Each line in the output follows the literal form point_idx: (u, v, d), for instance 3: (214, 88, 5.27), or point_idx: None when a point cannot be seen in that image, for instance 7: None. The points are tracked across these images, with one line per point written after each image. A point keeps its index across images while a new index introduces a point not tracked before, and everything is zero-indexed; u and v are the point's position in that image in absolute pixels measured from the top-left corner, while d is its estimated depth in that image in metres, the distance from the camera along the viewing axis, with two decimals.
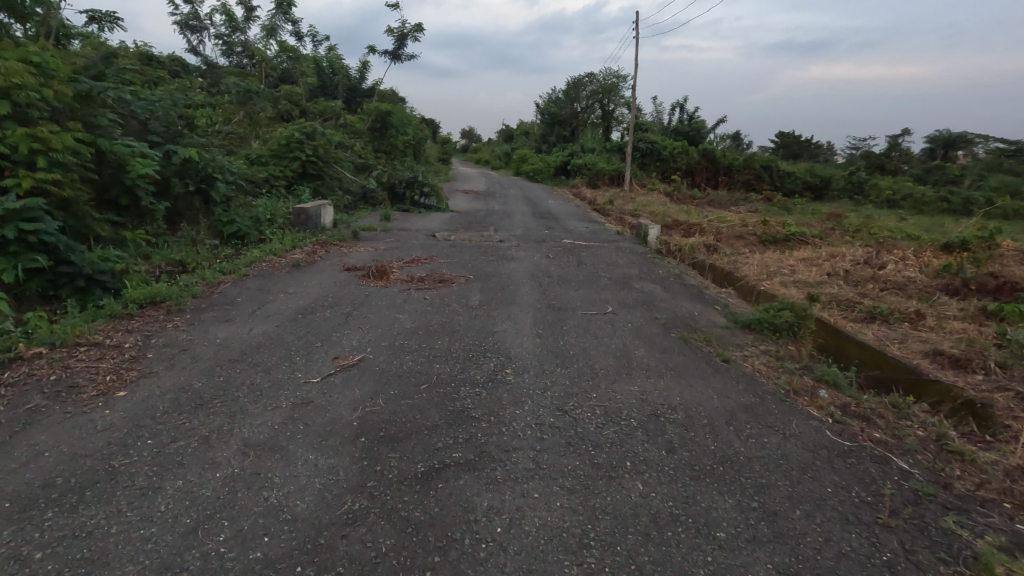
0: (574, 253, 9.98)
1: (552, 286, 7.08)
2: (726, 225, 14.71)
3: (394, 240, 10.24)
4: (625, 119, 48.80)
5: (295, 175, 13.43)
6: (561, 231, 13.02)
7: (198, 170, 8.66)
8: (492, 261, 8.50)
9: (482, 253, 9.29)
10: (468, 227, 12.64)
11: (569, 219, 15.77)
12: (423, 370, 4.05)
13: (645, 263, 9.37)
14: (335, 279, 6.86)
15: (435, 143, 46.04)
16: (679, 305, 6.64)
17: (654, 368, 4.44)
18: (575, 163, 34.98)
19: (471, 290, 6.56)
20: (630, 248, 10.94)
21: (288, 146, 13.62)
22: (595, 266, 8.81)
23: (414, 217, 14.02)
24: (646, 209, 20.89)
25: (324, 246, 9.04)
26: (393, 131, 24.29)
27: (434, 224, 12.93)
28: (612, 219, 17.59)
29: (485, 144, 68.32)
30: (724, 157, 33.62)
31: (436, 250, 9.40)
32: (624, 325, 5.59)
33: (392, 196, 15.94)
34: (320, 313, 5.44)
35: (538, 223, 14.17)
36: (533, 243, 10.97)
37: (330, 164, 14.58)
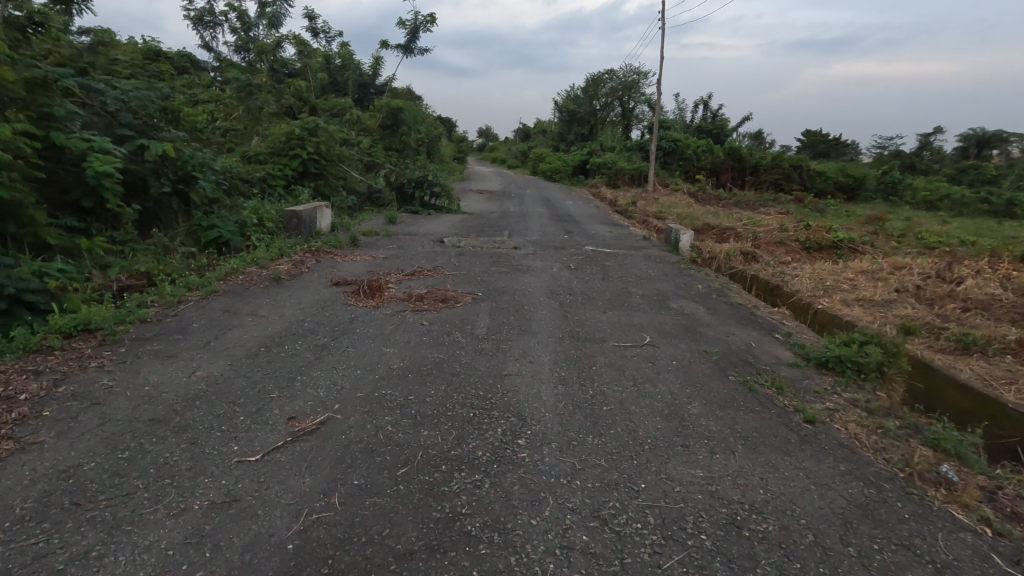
0: (598, 262, 8.85)
1: (575, 308, 5.95)
2: (763, 230, 13.39)
3: (397, 247, 9.19)
4: (645, 117, 47.40)
5: (295, 174, 12.49)
6: (582, 237, 11.89)
7: (176, 169, 7.70)
8: (506, 274, 7.40)
9: (494, 263, 8.19)
10: (480, 232, 11.55)
11: (590, 222, 14.59)
12: (404, 442, 2.97)
13: (680, 276, 8.21)
14: (318, 298, 5.81)
15: (450, 142, 45.14)
16: (730, 332, 5.48)
17: (717, 435, 3.31)
18: (594, 162, 33.77)
19: (479, 313, 5.46)
20: (660, 257, 9.75)
21: (288, 143, 12.67)
22: (623, 279, 7.66)
23: (422, 220, 13.00)
24: (671, 211, 19.60)
25: (317, 254, 8.01)
26: (405, 128, 23.33)
27: (443, 228, 11.89)
28: (636, 222, 16.40)
29: (501, 143, 67.32)
30: (751, 156, 32.09)
31: (442, 259, 8.30)
32: (667, 363, 4.45)
33: (400, 196, 14.92)
34: (290, 346, 4.38)
35: (557, 227, 13.04)
36: (551, 251, 9.84)
37: (333, 162, 13.61)
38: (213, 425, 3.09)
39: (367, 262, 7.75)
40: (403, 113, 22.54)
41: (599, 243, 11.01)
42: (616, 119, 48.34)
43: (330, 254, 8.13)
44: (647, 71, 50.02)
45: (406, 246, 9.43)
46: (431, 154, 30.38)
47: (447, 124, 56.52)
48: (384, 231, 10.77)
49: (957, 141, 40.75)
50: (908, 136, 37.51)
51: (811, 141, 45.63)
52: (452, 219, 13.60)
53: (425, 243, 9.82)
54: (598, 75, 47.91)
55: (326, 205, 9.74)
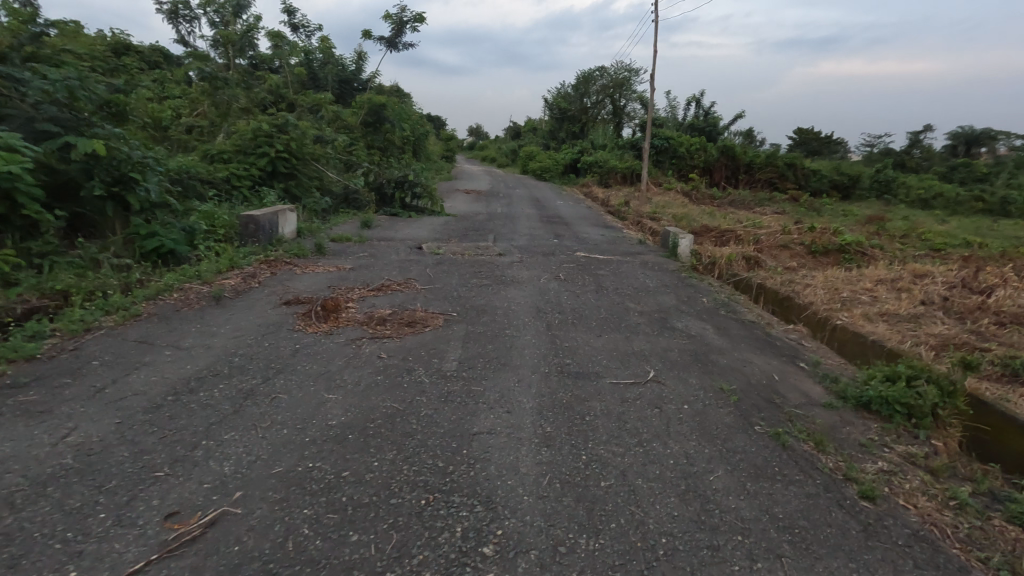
0: (590, 271, 8.02)
1: (565, 330, 5.10)
2: (765, 232, 12.59)
3: (368, 255, 8.29)
4: (637, 115, 46.71)
5: (262, 174, 11.56)
6: (573, 240, 11.05)
7: (110, 169, 6.76)
8: (487, 288, 6.53)
9: (475, 273, 7.32)
10: (462, 237, 10.66)
11: (581, 225, 13.74)
12: (322, 557, 2.11)
13: (681, 287, 7.40)
14: (262, 322, 4.91)
15: (439, 140, 44.21)
16: (747, 361, 4.65)
17: (751, 525, 2.48)
18: (585, 160, 33.00)
19: (451, 341, 4.59)
20: (658, 264, 8.93)
21: (256, 140, 11.74)
22: (619, 293, 6.82)
23: (402, 223, 12.10)
24: (665, 212, 18.82)
25: (274, 264, 7.10)
26: (389, 126, 22.38)
27: (423, 232, 11.01)
28: (629, 223, 15.61)
29: (492, 141, 66.44)
30: (745, 154, 31.43)
31: (416, 270, 7.41)
32: (677, 409, 3.61)
33: (379, 197, 14.00)
34: (207, 391, 3.49)
35: (546, 230, 12.19)
36: (539, 257, 9.00)
37: (306, 161, 12.68)
38: (52, 531, 2.19)
39: (330, 274, 6.84)
40: (386, 109, 21.60)
41: (592, 249, 10.17)
42: (607, 117, 47.56)
43: (289, 264, 7.23)
44: (639, 68, 49.29)
45: (379, 253, 8.54)
46: (417, 152, 29.42)
47: (436, 122, 55.50)
48: (357, 236, 9.86)
49: (950, 138, 40.38)
50: (902, 134, 37.04)
51: (803, 139, 45.12)
52: (434, 222, 12.71)
53: (400, 249, 8.92)
54: (589, 72, 47.09)
55: (290, 208, 8.81)
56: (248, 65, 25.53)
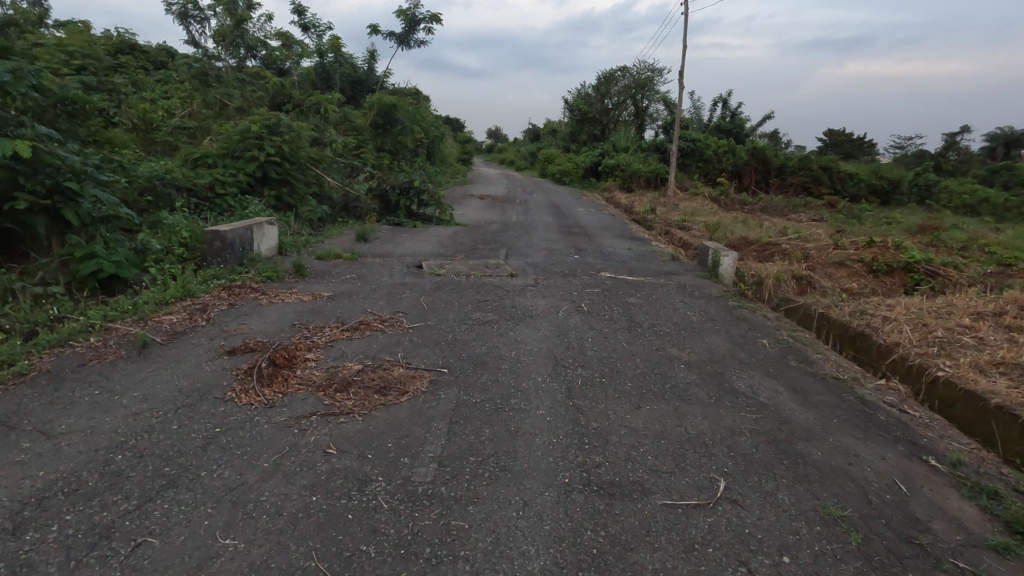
0: (618, 299, 6.71)
1: (593, 399, 3.78)
2: (814, 246, 11.09)
3: (358, 277, 7.09)
4: (660, 116, 45.12)
5: (251, 180, 10.48)
6: (595, 255, 9.76)
7: (43, 178, 5.67)
8: (492, 325, 5.25)
9: (479, 303, 6.06)
10: (469, 252, 9.43)
11: (604, 236, 12.41)
12: None
13: (731, 321, 6.04)
14: (187, 383, 3.70)
15: (456, 143, 43.22)
16: (848, 452, 3.30)
17: None
18: (607, 163, 31.63)
19: (433, 421, 3.30)
20: (696, 288, 7.59)
21: (244, 142, 10.68)
22: (654, 331, 5.49)
23: (405, 234, 10.92)
24: (694, 220, 17.38)
25: (237, 291, 5.91)
26: (399, 128, 21.28)
27: (427, 245, 9.80)
28: (658, 234, 14.22)
29: (511, 144, 65.33)
30: (776, 157, 29.71)
31: (408, 298, 6.16)
32: (773, 568, 2.29)
33: (383, 205, 12.85)
34: (40, 530, 2.27)
35: (566, 243, 10.89)
36: (557, 279, 7.72)
37: (301, 166, 11.60)
38: None
39: (302, 305, 5.64)
40: (396, 110, 20.50)
41: (617, 266, 8.86)
42: (629, 118, 46.03)
43: (258, 291, 6.04)
44: (662, 68, 47.69)
45: (370, 273, 7.32)
46: (432, 155, 28.34)
47: (453, 124, 54.44)
48: (350, 251, 8.66)
49: (991, 140, 38.11)
50: (943, 135, 34.84)
51: (835, 141, 43.01)
52: (440, 233, 11.49)
53: (396, 269, 7.69)
54: (610, 72, 45.63)
55: (271, 221, 7.63)
56: (258, 66, 24.71)
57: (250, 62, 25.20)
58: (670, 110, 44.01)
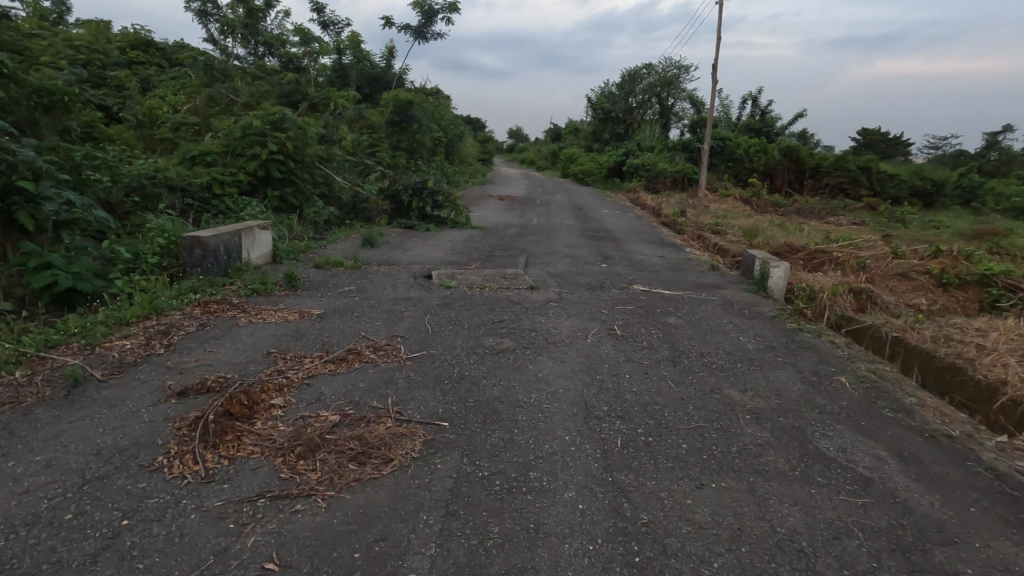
0: (655, 319, 5.77)
1: (638, 472, 2.85)
2: (869, 255, 9.92)
3: (357, 290, 6.25)
4: (686, 115, 43.75)
5: (252, 179, 9.77)
6: (624, 264, 8.79)
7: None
8: (508, 356, 4.33)
9: (493, 325, 5.16)
10: (486, 259, 8.53)
11: (633, 242, 11.40)
12: None
13: (793, 350, 5.05)
14: (111, 440, 2.87)
15: (477, 142, 42.47)
16: (1004, 568, 2.33)
17: None
18: (631, 163, 30.53)
19: (422, 511, 2.41)
20: (743, 305, 6.58)
21: (246, 139, 9.96)
22: (704, 365, 4.52)
23: (416, 239, 10.08)
24: (727, 223, 16.22)
25: (213, 308, 5.11)
26: (416, 125, 20.51)
27: (438, 251, 8.96)
28: (690, 240, 13.17)
29: (532, 144, 64.43)
30: (810, 157, 28.24)
31: (410, 318, 5.28)
32: None
33: (394, 207, 12.03)
34: None
35: (591, 250, 9.93)
36: (582, 293, 6.80)
37: (308, 165, 10.87)
38: None
39: (286, 326, 4.80)
40: (413, 107, 19.71)
41: (649, 278, 7.88)
42: (653, 117, 44.72)
43: (239, 307, 5.23)
44: (688, 65, 46.26)
45: (372, 286, 6.47)
46: (450, 154, 27.54)
47: (473, 123, 53.72)
48: (352, 258, 7.83)
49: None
50: (990, 133, 32.86)
51: (871, 140, 41.07)
52: (454, 237, 10.64)
53: (402, 280, 6.83)
54: (634, 70, 44.39)
55: (265, 225, 6.83)
56: (274, 63, 24.24)
57: (267, 60, 24.72)
58: (697, 108, 42.59)
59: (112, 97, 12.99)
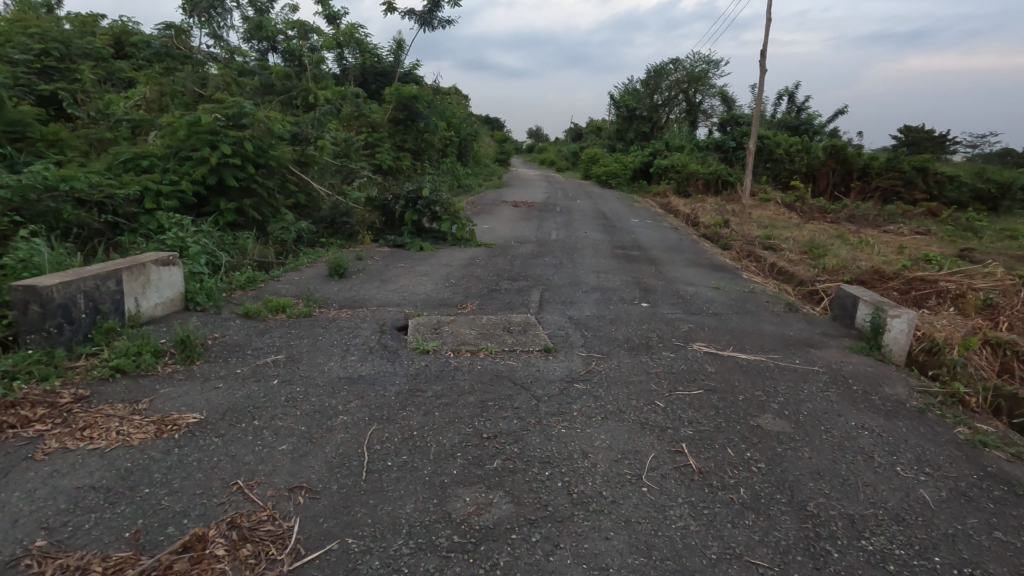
0: (741, 422, 3.63)
1: None
2: (994, 287, 7.53)
3: (287, 362, 4.23)
4: (716, 112, 41.14)
5: (198, 188, 7.87)
6: (669, 302, 6.63)
7: None
8: (493, 558, 2.23)
9: (476, 448, 3.07)
10: (487, 296, 6.45)
11: (674, 264, 9.18)
12: None
13: (1005, 508, 2.85)
14: None
15: (495, 141, 40.52)
16: None
17: None
18: (659, 164, 28.25)
19: None
20: (865, 385, 4.38)
21: (192, 138, 8.05)
22: (868, 567, 2.37)
23: (402, 263, 8.06)
24: (778, 236, 13.88)
25: (17, 414, 3.12)
26: (422, 123, 18.58)
27: (426, 282, 6.91)
28: (743, 260, 10.90)
29: (552, 145, 62.31)
30: (859, 156, 25.57)
31: (342, 430, 3.22)
32: None
33: (384, 219, 10.01)
34: None
35: (625, 278, 7.78)
36: (619, 360, 4.68)
37: (274, 170, 8.92)
38: None
39: (113, 461, 2.77)
40: (419, 102, 17.77)
41: (707, 327, 5.71)
42: (680, 115, 42.31)
43: (63, 412, 3.21)
44: (718, 60, 43.73)
45: (312, 351, 4.44)
46: (464, 156, 25.58)
47: (491, 124, 51.86)
48: (304, 299, 5.79)
49: None
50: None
51: (918, 138, 37.86)
52: (452, 259, 8.58)
53: (359, 339, 4.78)
54: (659, 65, 42.04)
55: (167, 260, 4.85)
56: (278, 60, 22.99)
57: (270, 57, 23.62)
58: (727, 104, 40.07)
59: (67, 92, 11.29)
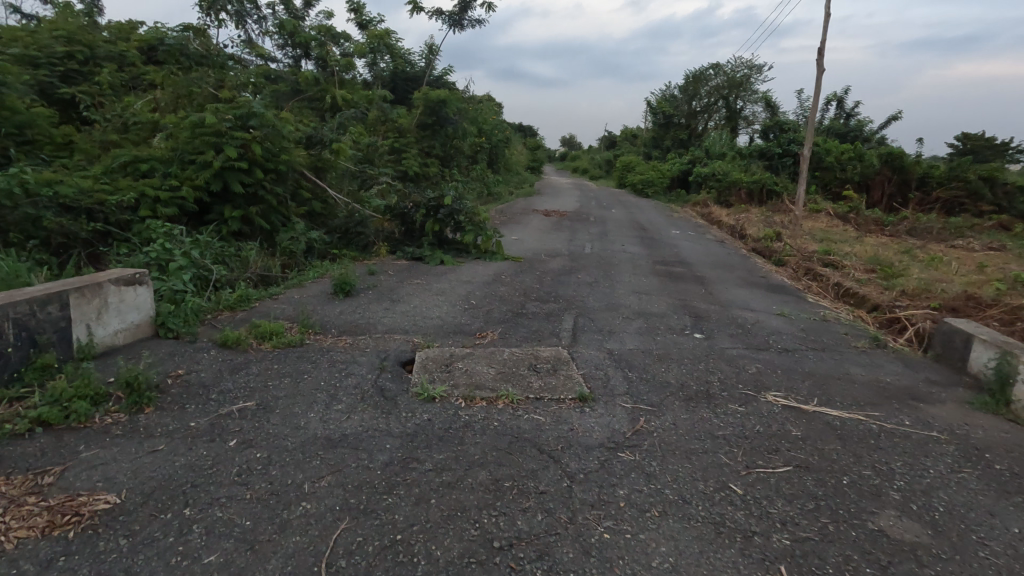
0: (857, 527, 2.60)
1: None
2: None
3: (257, 411, 3.39)
4: (758, 119, 39.51)
5: (201, 194, 7.22)
6: (727, 333, 5.58)
7: None
8: None
9: (483, 571, 2.15)
10: (512, 322, 5.53)
11: (726, 284, 8.08)
12: None
13: None
14: None
15: (527, 148, 39.76)
16: None
17: None
18: (699, 173, 26.94)
19: None
20: (1012, 464, 3.28)
21: (197, 140, 7.41)
22: None
23: (419, 279, 7.22)
24: (838, 251, 12.54)
25: None
26: (451, 128, 17.87)
27: (442, 304, 6.05)
28: (802, 279, 9.70)
29: (585, 153, 61.28)
30: (918, 164, 23.77)
31: (300, 529, 2.34)
32: None
33: (403, 229, 9.22)
34: None
35: (672, 301, 6.74)
36: (674, 415, 3.70)
37: (285, 175, 8.24)
38: None
39: None
40: (448, 107, 17.07)
41: (779, 369, 4.65)
42: (719, 122, 40.79)
43: None
44: (760, 65, 42.08)
45: (291, 396, 3.60)
46: (494, 163, 24.80)
47: (523, 131, 51.16)
48: (298, 324, 4.99)
49: None
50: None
51: (978, 147, 35.44)
52: (474, 275, 7.70)
53: (352, 379, 3.91)
54: (698, 70, 40.65)
55: (134, 278, 4.09)
56: (310, 65, 22.70)
57: (302, 63, 23.37)
58: (770, 111, 38.41)
59: (84, 93, 10.90)
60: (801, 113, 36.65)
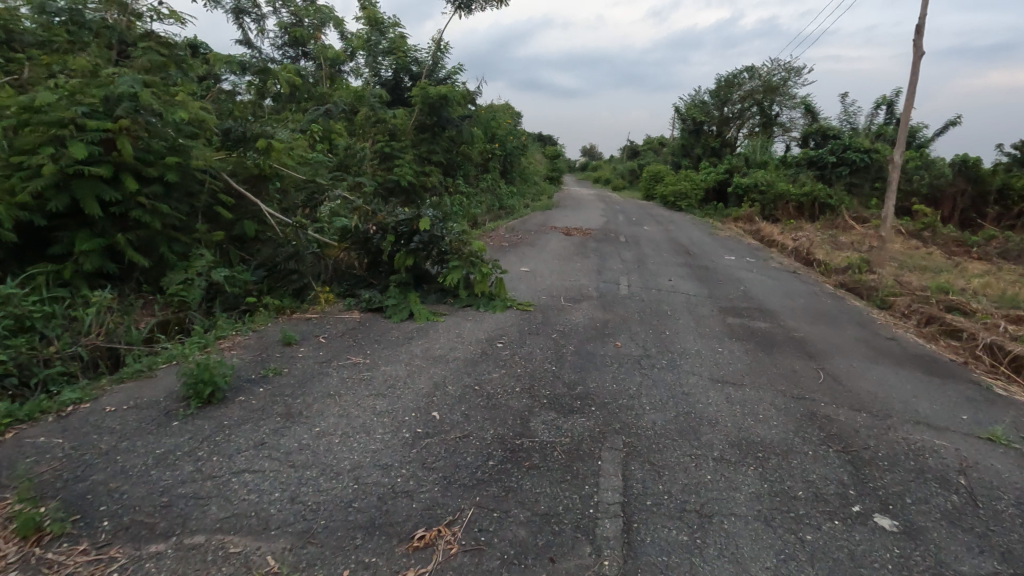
0: None
1: None
2: None
3: None
4: (796, 126, 36.35)
5: (24, 216, 4.60)
6: (939, 514, 2.72)
7: None
8: None
9: None
10: (498, 487, 2.73)
11: (847, 356, 5.19)
12: None
13: None
14: None
15: (546, 157, 37.16)
16: None
17: None
18: (738, 183, 23.96)
19: None
20: None
21: (27, 131, 4.78)
22: None
23: (362, 354, 4.49)
24: (951, 287, 9.50)
25: None
26: (455, 131, 15.25)
27: (371, 425, 3.29)
28: (936, 338, 6.72)
29: (607, 163, 58.55)
30: (997, 174, 20.44)
31: None
32: None
33: (364, 263, 6.50)
34: None
35: (785, 409, 3.88)
36: None
37: (183, 187, 5.59)
38: None
39: None
40: (451, 105, 14.43)
41: None
42: (753, 130, 37.72)
43: None
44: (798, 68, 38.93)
45: None
46: (508, 172, 22.15)
47: (542, 140, 48.57)
48: (18, 518, 2.27)
49: None
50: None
51: None
52: (455, 342, 4.94)
53: None
54: (732, 74, 37.59)
55: None
56: (304, 63, 20.36)
57: (298, 61, 21.08)
58: (811, 117, 35.19)
59: None
60: (845, 119, 33.38)
